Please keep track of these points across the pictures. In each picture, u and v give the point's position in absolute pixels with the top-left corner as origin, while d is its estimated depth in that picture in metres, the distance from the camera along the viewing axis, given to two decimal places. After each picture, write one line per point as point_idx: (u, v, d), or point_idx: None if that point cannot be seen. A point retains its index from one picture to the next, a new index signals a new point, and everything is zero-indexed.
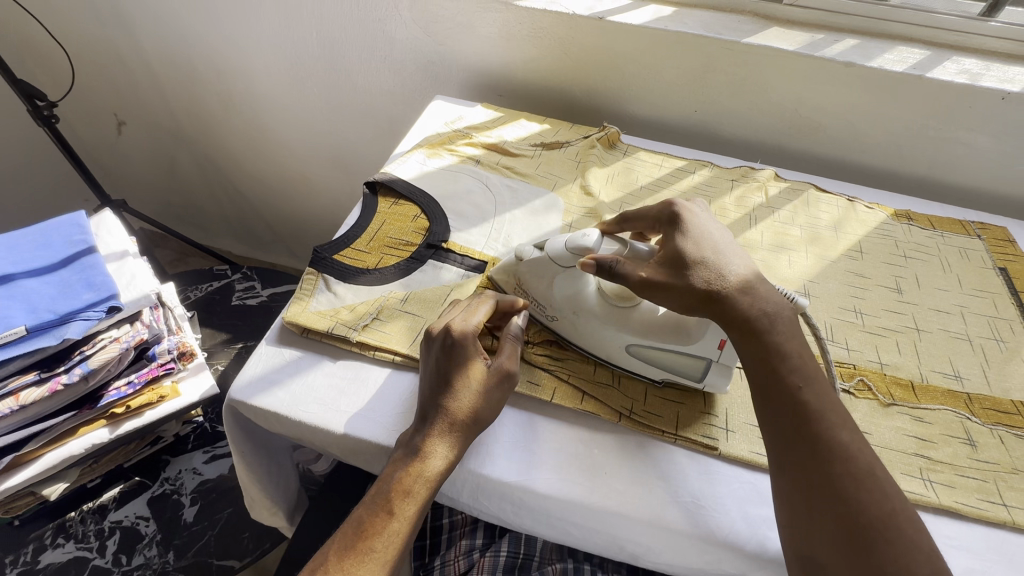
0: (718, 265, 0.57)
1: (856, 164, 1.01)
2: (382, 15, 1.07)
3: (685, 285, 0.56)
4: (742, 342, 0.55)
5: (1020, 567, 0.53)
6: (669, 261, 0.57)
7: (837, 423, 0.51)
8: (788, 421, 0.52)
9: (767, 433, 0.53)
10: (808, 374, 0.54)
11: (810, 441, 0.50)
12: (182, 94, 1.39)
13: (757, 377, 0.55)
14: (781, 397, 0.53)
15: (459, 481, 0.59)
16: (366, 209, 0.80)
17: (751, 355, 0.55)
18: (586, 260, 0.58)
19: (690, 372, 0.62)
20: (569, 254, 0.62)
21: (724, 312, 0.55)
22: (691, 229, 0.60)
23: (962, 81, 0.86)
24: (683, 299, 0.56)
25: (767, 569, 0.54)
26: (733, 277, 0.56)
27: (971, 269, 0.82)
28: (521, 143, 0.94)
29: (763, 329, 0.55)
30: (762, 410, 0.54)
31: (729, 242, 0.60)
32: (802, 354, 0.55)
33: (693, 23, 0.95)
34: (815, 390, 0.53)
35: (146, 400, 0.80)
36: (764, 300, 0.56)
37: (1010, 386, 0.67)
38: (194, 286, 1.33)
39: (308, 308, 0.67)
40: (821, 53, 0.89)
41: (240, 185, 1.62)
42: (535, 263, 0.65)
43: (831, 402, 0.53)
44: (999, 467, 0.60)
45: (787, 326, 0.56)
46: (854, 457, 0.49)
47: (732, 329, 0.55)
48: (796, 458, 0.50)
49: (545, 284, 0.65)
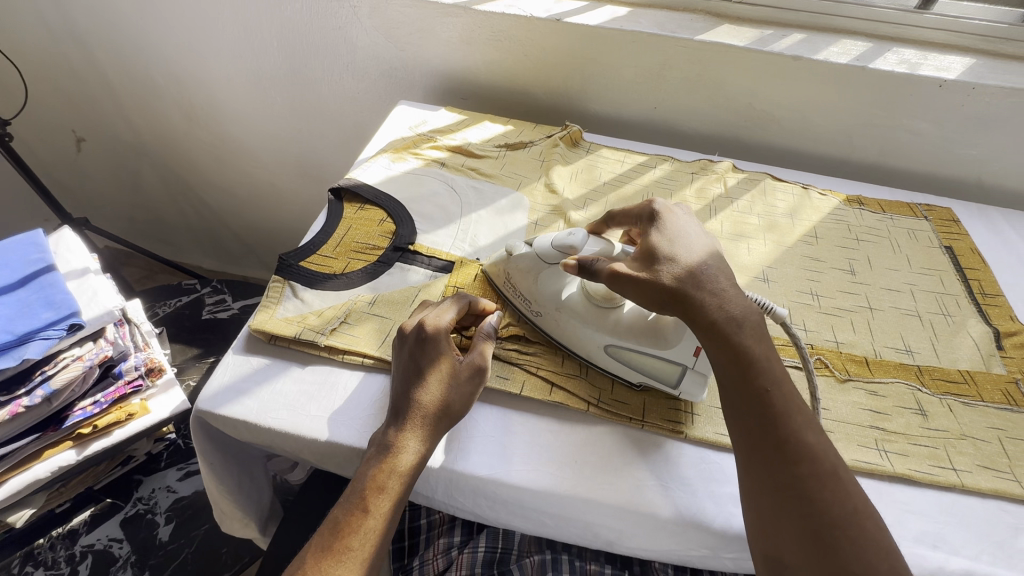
0: (686, 264, 0.57)
1: (810, 153, 1.05)
2: (343, 23, 1.08)
3: (651, 282, 0.56)
4: (710, 345, 0.55)
5: (969, 527, 0.56)
6: (642, 259, 0.58)
7: (803, 425, 0.52)
8: (757, 426, 0.52)
9: (736, 434, 0.54)
10: (776, 377, 0.54)
11: (778, 444, 0.51)
12: (143, 107, 1.37)
13: (725, 380, 0.55)
14: (751, 400, 0.53)
15: (431, 479, 0.59)
16: (331, 216, 0.80)
17: (722, 358, 0.55)
18: (568, 261, 0.60)
19: (666, 378, 0.62)
20: (555, 252, 0.64)
21: (691, 312, 0.55)
22: (670, 230, 0.61)
23: (901, 71, 0.90)
24: (650, 292, 0.56)
25: (735, 544, 0.56)
26: (703, 279, 0.56)
27: (919, 249, 0.86)
28: (485, 145, 0.95)
29: (732, 332, 0.55)
30: (731, 412, 0.54)
31: (701, 242, 0.60)
32: (770, 356, 0.55)
33: (647, 23, 0.98)
34: (782, 393, 0.54)
35: (113, 418, 0.78)
36: (732, 304, 0.56)
37: (957, 357, 0.71)
38: (162, 302, 1.31)
39: (275, 315, 0.67)
40: (769, 48, 0.93)
41: (208, 198, 1.60)
42: (524, 258, 0.67)
43: (798, 404, 0.54)
44: (949, 435, 0.63)
45: (754, 330, 0.55)
46: (819, 458, 0.51)
47: (696, 326, 0.55)
48: (765, 462, 0.51)
49: (531, 283, 0.66)
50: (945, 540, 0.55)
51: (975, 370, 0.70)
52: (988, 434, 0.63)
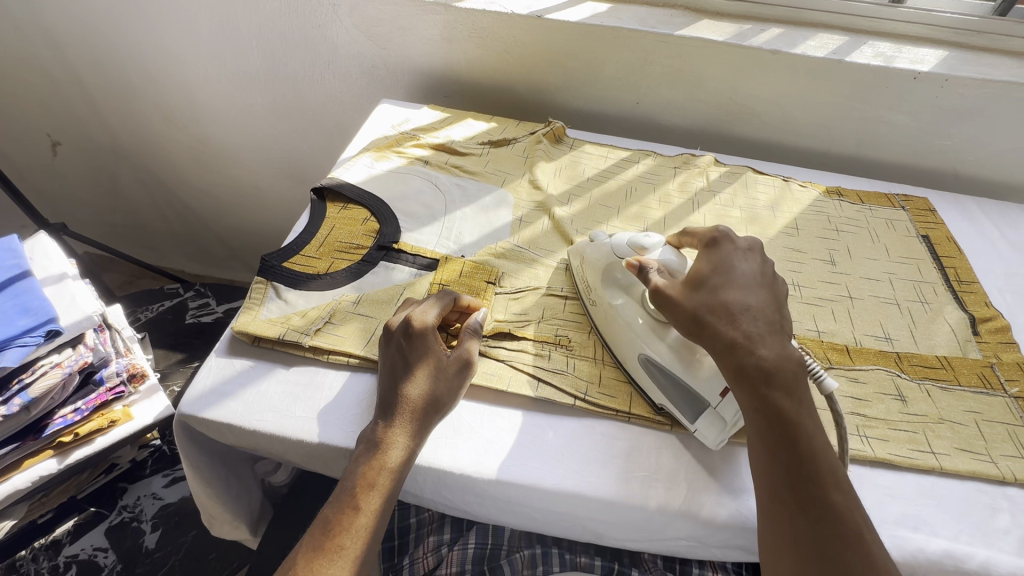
0: (724, 299, 0.55)
1: (791, 146, 1.06)
2: (323, 21, 1.07)
3: (687, 307, 0.56)
4: (738, 393, 0.52)
5: (947, 508, 0.57)
6: (687, 283, 0.58)
7: (832, 483, 0.48)
8: (779, 478, 0.49)
9: (759, 484, 0.51)
10: (807, 434, 0.50)
11: (800, 501, 0.48)
12: (120, 108, 1.34)
13: (753, 432, 0.52)
14: (776, 453, 0.50)
15: (419, 476, 0.59)
16: (314, 216, 0.80)
17: (748, 407, 0.51)
18: (630, 261, 0.63)
19: (687, 411, 0.60)
20: (628, 251, 0.66)
21: (718, 350, 0.53)
22: (722, 262, 0.59)
23: (877, 64, 0.92)
24: (681, 317, 0.56)
25: (721, 533, 0.57)
26: (739, 319, 0.54)
27: (897, 238, 0.88)
28: (468, 142, 0.95)
29: (760, 383, 0.51)
30: (754, 461, 0.52)
31: (753, 279, 0.57)
32: (802, 412, 0.50)
33: (628, 18, 0.98)
34: (811, 450, 0.49)
35: (95, 426, 0.78)
36: (765, 348, 0.52)
37: (935, 343, 0.72)
38: (144, 307, 1.29)
39: (259, 316, 0.66)
40: (748, 42, 0.94)
41: (189, 201, 1.58)
42: (601, 251, 0.69)
43: (828, 462, 0.49)
44: (927, 419, 0.64)
45: (786, 387, 0.50)
46: (846, 518, 0.47)
47: (721, 362, 0.53)
48: (783, 514, 0.48)
49: (600, 275, 0.68)
50: (925, 522, 0.56)
51: (952, 356, 0.71)
52: (965, 418, 0.64)
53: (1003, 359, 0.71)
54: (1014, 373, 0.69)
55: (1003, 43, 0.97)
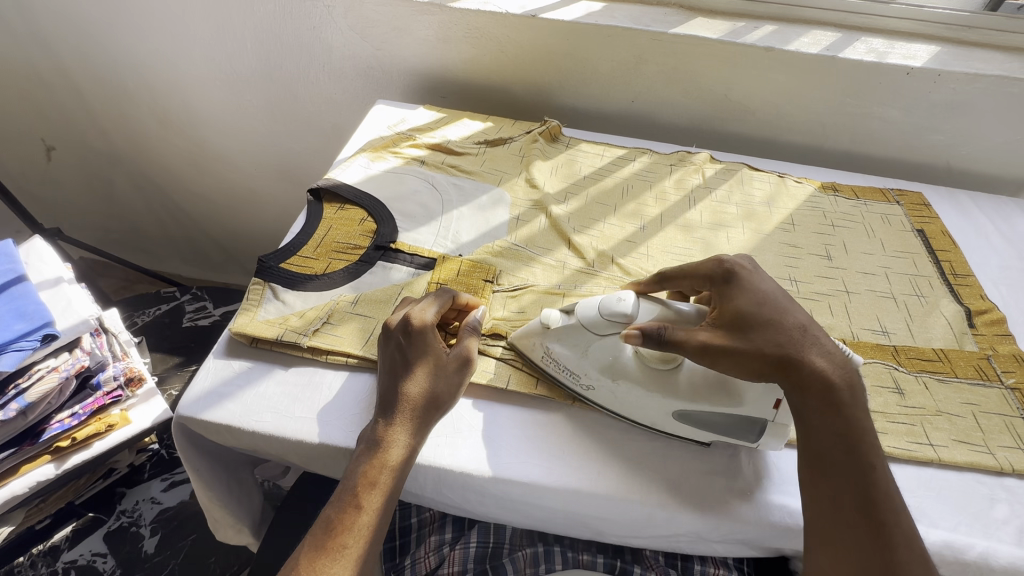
0: (787, 327, 0.52)
1: (786, 143, 1.07)
2: (317, 23, 1.07)
3: (755, 351, 0.51)
4: (818, 416, 0.50)
5: (946, 500, 0.58)
6: (730, 324, 0.52)
7: (901, 508, 0.48)
8: (854, 503, 0.48)
9: (823, 506, 0.49)
10: (879, 456, 0.49)
11: (874, 526, 0.46)
12: (115, 112, 1.34)
13: (825, 455, 0.50)
14: (852, 475, 0.48)
15: (420, 475, 0.59)
16: (311, 217, 0.79)
17: (829, 429, 0.50)
18: (631, 332, 0.52)
19: (744, 433, 0.58)
20: (605, 321, 0.57)
21: (800, 383, 0.50)
22: (753, 292, 0.54)
23: (870, 59, 0.92)
24: (752, 364, 0.51)
25: (723, 528, 0.57)
26: (813, 344, 0.51)
27: (892, 233, 0.88)
28: (464, 142, 0.95)
29: (844, 402, 0.50)
30: (821, 484, 0.50)
31: (788, 296, 0.55)
32: (873, 433, 0.50)
33: (622, 17, 0.98)
34: (882, 473, 0.49)
35: (93, 430, 0.77)
36: (840, 367, 0.51)
37: (932, 336, 0.73)
38: (141, 311, 1.28)
39: (256, 318, 0.66)
40: (741, 39, 0.95)
41: (185, 205, 1.58)
42: (570, 331, 0.59)
43: (894, 484, 0.49)
44: (925, 411, 0.64)
45: (860, 402, 0.51)
46: (916, 544, 0.46)
47: (812, 398, 0.50)
48: (854, 539, 0.47)
49: (579, 357, 0.59)
50: (924, 514, 0.56)
51: (949, 348, 0.72)
52: (963, 410, 0.65)
53: (999, 350, 0.71)
54: (1010, 365, 0.70)
55: (995, 38, 0.98)
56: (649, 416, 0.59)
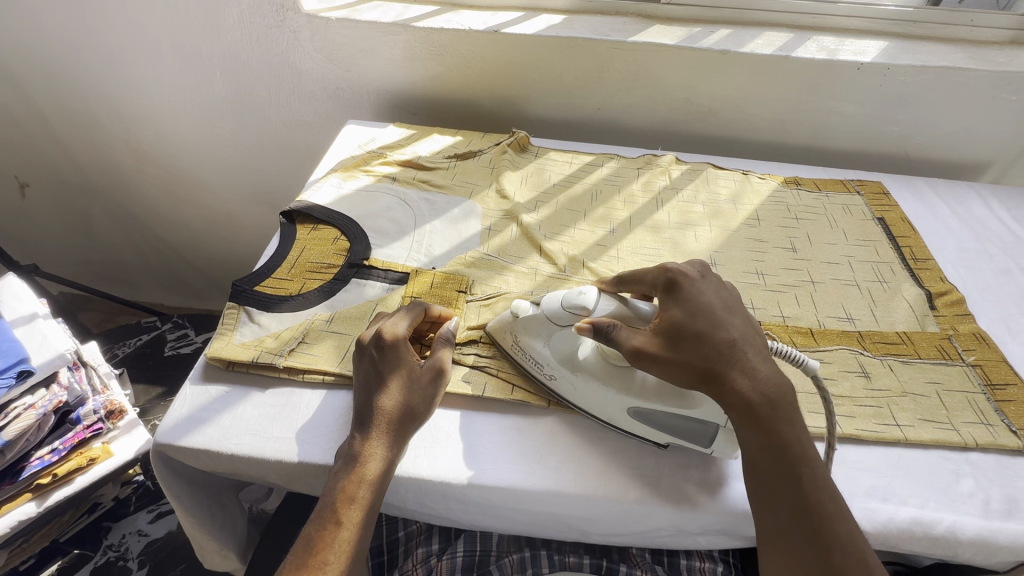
0: (714, 338, 0.52)
1: (751, 141, 1.10)
2: (285, 48, 1.09)
3: (680, 359, 0.52)
4: (744, 429, 0.51)
5: (915, 478, 0.59)
6: (666, 331, 0.54)
7: (835, 514, 0.47)
8: (788, 510, 0.48)
9: (761, 518, 0.50)
10: (811, 464, 0.49)
11: (807, 532, 0.47)
12: (89, 146, 1.34)
13: (756, 465, 0.51)
14: (781, 485, 0.49)
15: (400, 487, 0.59)
16: (285, 238, 0.80)
17: (756, 442, 0.51)
18: (584, 324, 0.56)
19: (697, 439, 0.59)
20: (566, 314, 0.60)
21: (722, 394, 0.51)
22: (689, 300, 0.55)
23: (821, 57, 0.96)
24: (681, 372, 0.52)
25: (700, 521, 0.58)
26: (738, 358, 0.52)
27: (854, 222, 0.91)
28: (435, 157, 0.97)
29: (766, 415, 0.50)
30: (757, 492, 0.50)
31: (726, 308, 0.55)
32: (806, 443, 0.51)
33: (582, 28, 1.01)
34: (814, 479, 0.49)
35: (74, 465, 0.77)
36: (763, 380, 0.51)
37: (895, 320, 0.75)
38: (120, 343, 1.27)
39: (232, 341, 0.66)
40: (698, 44, 0.97)
41: (163, 234, 1.58)
42: (534, 321, 0.62)
43: (831, 489, 0.49)
44: (892, 393, 0.66)
45: (787, 414, 0.51)
46: (851, 547, 0.46)
47: (732, 411, 0.51)
48: (790, 546, 0.47)
49: (543, 347, 0.62)
50: (894, 493, 0.58)
51: (912, 331, 0.74)
52: (927, 389, 0.67)
53: (960, 330, 0.74)
54: (970, 343, 0.72)
55: (939, 31, 1.03)
56: (607, 412, 0.61)
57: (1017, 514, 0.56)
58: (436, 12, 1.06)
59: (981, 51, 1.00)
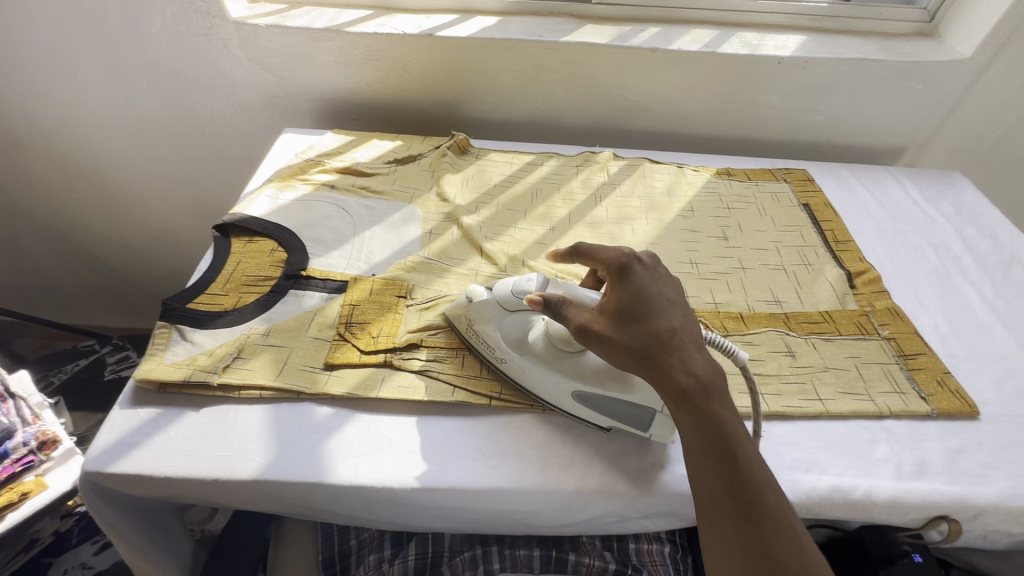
0: (652, 325, 0.53)
1: (686, 134, 1.13)
2: (214, 56, 1.06)
3: (619, 340, 0.53)
4: (679, 411, 0.50)
5: (835, 448, 0.63)
6: (610, 313, 0.55)
7: (766, 487, 0.47)
8: (723, 490, 0.47)
9: (698, 496, 0.48)
10: (744, 443, 0.48)
11: (743, 507, 0.46)
12: (10, 168, 1.27)
13: (694, 447, 0.49)
14: (716, 464, 0.48)
15: (344, 496, 0.59)
16: (218, 253, 0.78)
17: (688, 428, 0.50)
18: (533, 297, 0.57)
19: (637, 423, 0.61)
20: (515, 298, 0.62)
21: (658, 379, 0.51)
22: (635, 287, 0.56)
23: (745, 53, 1.00)
24: (618, 354, 0.53)
25: (638, 505, 0.60)
26: (675, 342, 0.52)
27: (782, 209, 0.95)
28: (374, 162, 0.96)
29: (702, 399, 0.49)
30: (693, 478, 0.49)
31: (671, 297, 0.56)
32: (739, 424, 0.50)
33: (516, 29, 1.03)
34: (746, 456, 0.48)
35: (4, 500, 0.73)
36: (701, 365, 0.51)
37: (819, 300, 0.80)
38: (56, 370, 1.21)
39: (163, 362, 0.64)
40: (629, 42, 1.00)
41: (102, 253, 1.51)
42: (483, 306, 0.65)
43: (762, 465, 0.48)
44: (815, 369, 0.70)
45: (723, 397, 0.50)
46: (781, 516, 0.45)
47: (668, 394, 0.51)
48: (728, 523, 0.46)
49: (493, 331, 0.65)
50: (816, 463, 0.62)
51: (834, 309, 0.78)
52: (847, 363, 0.71)
53: (877, 306, 0.79)
54: (886, 318, 0.77)
55: (853, 25, 1.09)
56: (554, 395, 0.63)
57: (925, 474, 0.61)
58: (369, 16, 1.05)
59: (891, 43, 1.07)
